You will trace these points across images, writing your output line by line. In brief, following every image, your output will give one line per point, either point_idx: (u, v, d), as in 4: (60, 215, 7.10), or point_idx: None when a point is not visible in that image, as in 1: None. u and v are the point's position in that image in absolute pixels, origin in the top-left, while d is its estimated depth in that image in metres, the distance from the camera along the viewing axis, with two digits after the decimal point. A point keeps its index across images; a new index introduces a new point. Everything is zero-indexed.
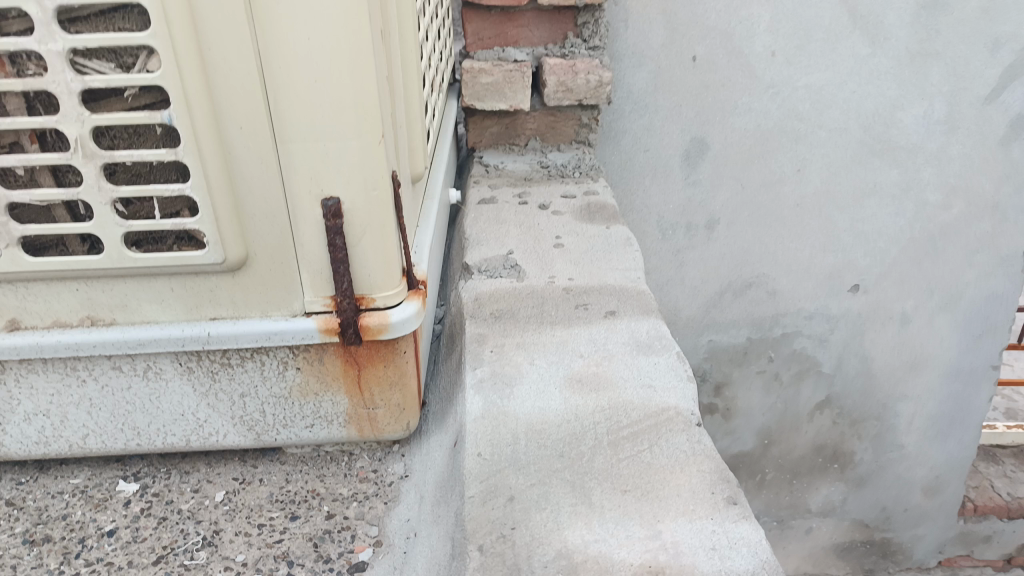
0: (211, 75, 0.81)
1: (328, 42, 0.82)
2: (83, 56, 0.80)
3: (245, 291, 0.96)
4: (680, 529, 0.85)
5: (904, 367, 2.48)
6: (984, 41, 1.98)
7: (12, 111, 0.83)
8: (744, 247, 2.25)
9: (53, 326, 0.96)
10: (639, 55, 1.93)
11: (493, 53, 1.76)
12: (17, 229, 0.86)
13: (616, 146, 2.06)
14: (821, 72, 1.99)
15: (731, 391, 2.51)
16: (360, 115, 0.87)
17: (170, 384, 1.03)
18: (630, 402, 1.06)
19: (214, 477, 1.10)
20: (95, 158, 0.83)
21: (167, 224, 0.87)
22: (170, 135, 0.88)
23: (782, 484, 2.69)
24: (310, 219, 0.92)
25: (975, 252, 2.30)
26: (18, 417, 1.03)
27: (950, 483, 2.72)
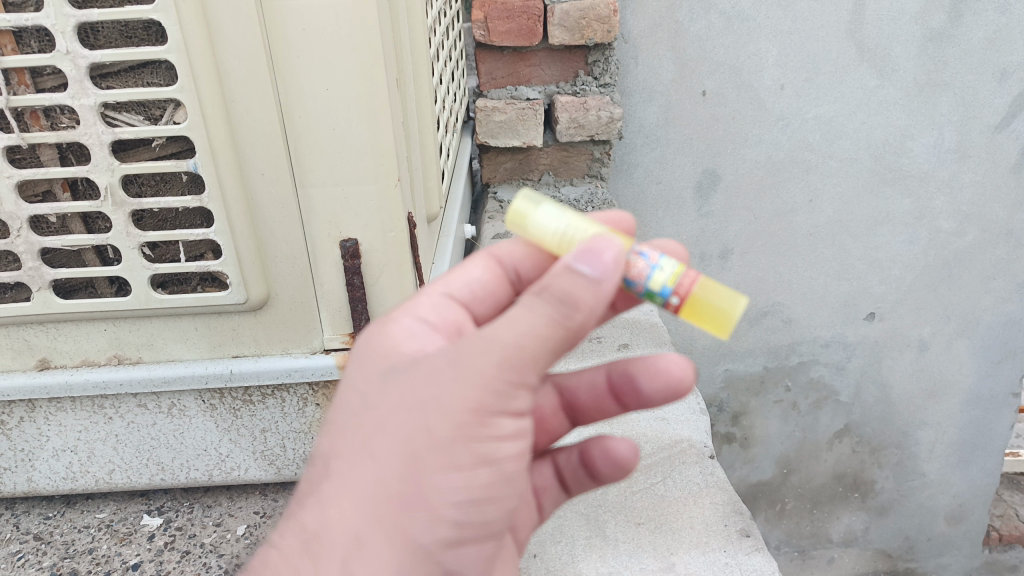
0: (235, 125, 0.85)
1: (346, 91, 0.85)
2: (113, 108, 0.84)
3: (266, 329, 0.99)
4: (693, 562, 0.86)
5: (923, 394, 2.47)
6: (992, 70, 1.99)
7: (46, 162, 0.88)
8: (758, 276, 2.26)
9: (82, 365, 1.00)
10: (650, 90, 1.97)
11: (506, 91, 1.81)
12: (48, 273, 0.90)
13: (628, 178, 2.09)
14: (830, 104, 2.01)
15: (749, 419, 2.50)
16: (377, 161, 0.90)
17: (193, 421, 1.05)
18: (643, 434, 1.07)
19: (235, 511, 1.13)
20: (124, 205, 0.86)
21: (192, 266, 0.91)
22: (195, 181, 0.92)
23: (802, 514, 2.66)
24: (329, 260, 0.95)
25: (991, 278, 2.29)
26: (47, 453, 1.06)
27: (974, 511, 2.68)
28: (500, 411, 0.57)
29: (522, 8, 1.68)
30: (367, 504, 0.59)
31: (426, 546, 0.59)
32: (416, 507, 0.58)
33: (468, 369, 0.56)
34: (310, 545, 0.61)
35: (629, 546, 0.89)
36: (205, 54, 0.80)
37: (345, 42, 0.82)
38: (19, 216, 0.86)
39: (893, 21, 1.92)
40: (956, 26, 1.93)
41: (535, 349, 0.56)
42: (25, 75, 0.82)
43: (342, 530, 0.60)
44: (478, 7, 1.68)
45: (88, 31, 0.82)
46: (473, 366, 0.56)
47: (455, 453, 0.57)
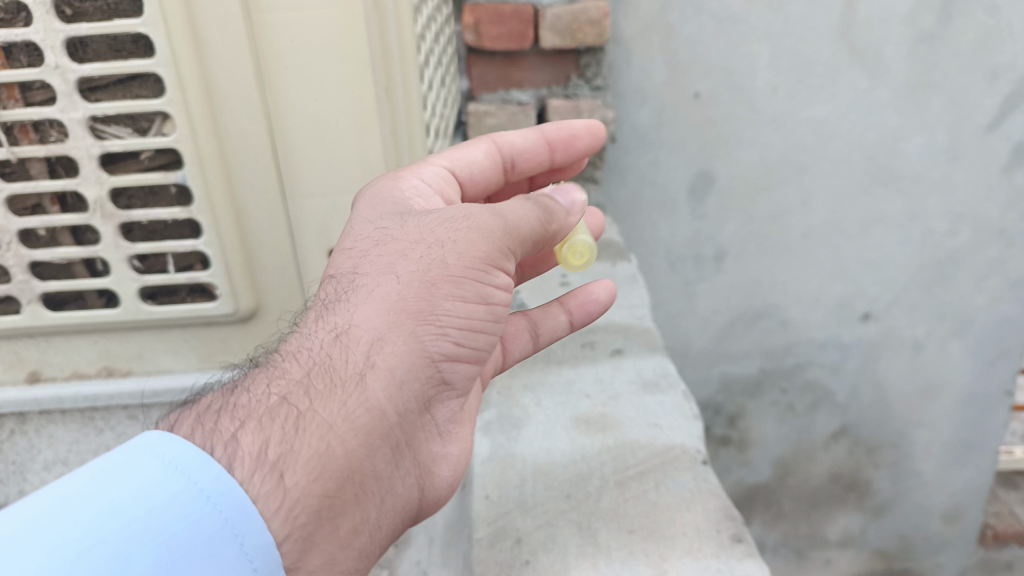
0: (224, 137, 0.85)
1: (336, 102, 0.85)
2: (102, 121, 0.84)
3: (257, 340, 0.99)
4: (685, 569, 0.86)
5: (918, 393, 2.47)
6: (982, 71, 1.99)
7: (35, 175, 0.87)
8: (753, 278, 2.27)
9: (73, 377, 0.99)
10: (642, 93, 1.97)
11: (498, 95, 1.81)
12: (39, 285, 0.89)
13: (622, 182, 2.09)
14: (823, 105, 2.02)
15: (746, 422, 2.50)
16: (367, 172, 0.90)
17: None
18: (636, 441, 1.07)
19: None
20: (113, 218, 0.86)
21: (182, 278, 0.91)
22: (184, 193, 0.91)
23: (799, 515, 2.66)
24: (319, 269, 0.95)
25: (985, 278, 2.29)
26: (39, 465, 1.06)
27: (970, 511, 2.68)
28: (496, 257, 0.79)
29: (513, 12, 1.68)
30: (391, 302, 0.76)
31: (434, 338, 0.76)
32: (430, 303, 0.76)
33: (480, 223, 0.79)
34: (345, 335, 0.75)
35: (620, 553, 0.89)
36: (193, 67, 0.80)
37: (333, 53, 0.82)
38: (9, 229, 0.86)
39: (883, 23, 1.91)
40: (947, 27, 1.93)
41: (528, 228, 0.83)
42: (14, 90, 0.81)
43: (372, 318, 0.75)
44: (468, 11, 1.68)
45: (76, 45, 0.82)
46: (481, 223, 0.79)
47: (464, 271, 0.77)
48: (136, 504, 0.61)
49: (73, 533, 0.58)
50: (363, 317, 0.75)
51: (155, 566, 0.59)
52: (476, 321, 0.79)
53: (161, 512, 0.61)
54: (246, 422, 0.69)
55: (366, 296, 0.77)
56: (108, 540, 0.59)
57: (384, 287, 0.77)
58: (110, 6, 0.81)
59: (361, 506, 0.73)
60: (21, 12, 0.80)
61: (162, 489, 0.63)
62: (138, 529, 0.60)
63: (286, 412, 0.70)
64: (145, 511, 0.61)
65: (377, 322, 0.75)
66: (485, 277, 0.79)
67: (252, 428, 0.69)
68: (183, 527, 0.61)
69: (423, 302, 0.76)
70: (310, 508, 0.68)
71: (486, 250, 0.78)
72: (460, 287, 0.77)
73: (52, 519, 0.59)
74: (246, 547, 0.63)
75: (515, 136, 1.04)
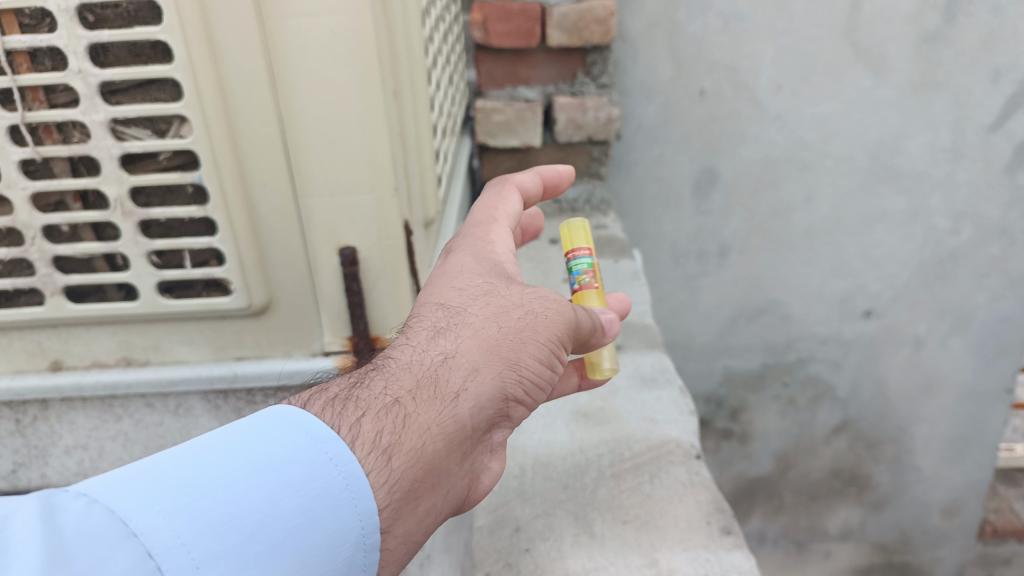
0: (239, 138, 0.89)
1: (348, 106, 0.88)
2: (123, 123, 0.87)
3: (269, 333, 1.03)
4: (675, 558, 0.90)
5: (919, 389, 2.50)
6: (986, 70, 2.00)
7: (58, 174, 0.91)
8: (756, 273, 2.29)
9: (93, 366, 1.03)
10: (648, 89, 2.00)
11: (505, 91, 1.83)
12: (61, 279, 0.93)
13: (627, 177, 2.12)
14: (826, 103, 2.04)
15: (747, 415, 2.53)
16: (376, 173, 0.93)
17: (199, 420, 1.09)
18: (633, 434, 1.11)
19: None
20: (132, 215, 0.90)
21: (198, 273, 0.94)
22: (200, 192, 0.95)
23: (800, 508, 2.69)
24: (328, 266, 0.99)
25: (986, 276, 2.31)
26: (59, 450, 1.10)
27: (969, 506, 2.71)
28: (563, 340, 0.85)
29: (520, 10, 1.71)
30: (490, 339, 0.77)
31: (518, 384, 0.77)
32: (520, 354, 0.78)
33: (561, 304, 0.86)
34: (451, 354, 0.74)
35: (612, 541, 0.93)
36: (209, 72, 0.83)
37: (344, 58, 0.85)
38: (33, 225, 0.90)
39: (887, 22, 1.93)
40: (951, 27, 1.94)
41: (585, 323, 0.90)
42: (38, 92, 0.85)
43: (474, 349, 0.75)
44: (477, 9, 1.70)
45: (98, 50, 0.85)
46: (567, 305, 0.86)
47: (545, 341, 0.81)
48: (281, 456, 0.61)
49: (227, 472, 0.58)
50: (469, 347, 0.75)
51: (294, 517, 0.59)
52: (542, 382, 0.82)
53: (305, 466, 0.61)
54: (366, 412, 0.66)
55: (467, 325, 0.77)
56: (259, 485, 0.59)
57: (483, 325, 0.78)
58: (130, 13, 0.84)
59: (433, 515, 0.71)
60: (46, 19, 0.83)
61: (298, 447, 0.62)
62: (283, 479, 0.60)
63: (398, 407, 0.68)
64: (288, 464, 0.61)
65: (479, 355, 0.75)
66: (554, 348, 0.83)
67: (364, 417, 0.66)
68: (321, 485, 0.61)
69: (514, 351, 0.78)
70: (400, 504, 0.66)
71: (557, 332, 0.84)
72: (543, 351, 0.80)
73: (207, 456, 0.59)
74: (357, 514, 0.63)
75: (529, 180, 1.06)
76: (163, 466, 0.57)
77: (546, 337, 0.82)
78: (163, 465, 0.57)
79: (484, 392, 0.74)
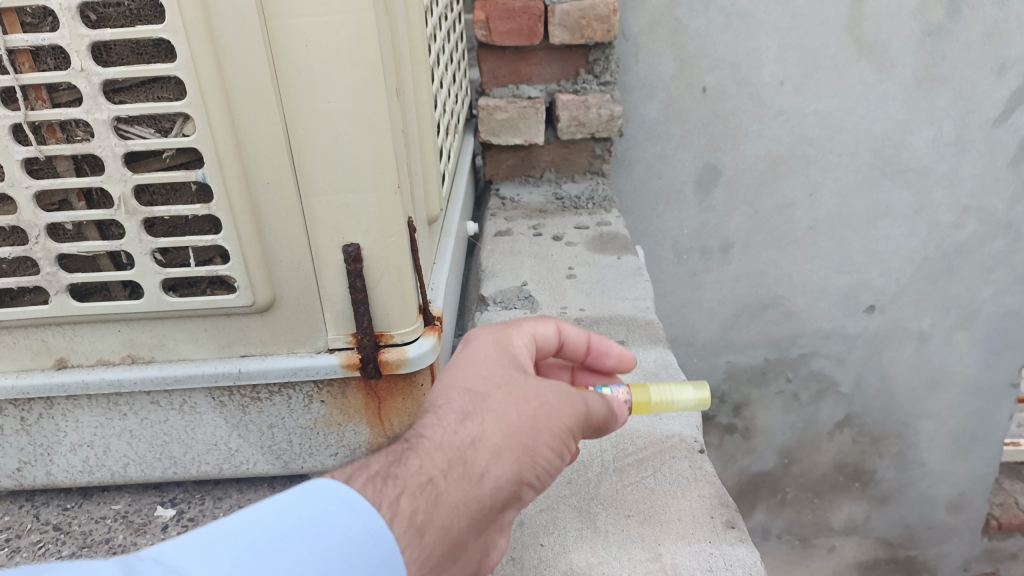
0: (241, 137, 0.88)
1: (349, 106, 0.89)
2: (126, 122, 0.88)
3: (273, 330, 1.03)
4: (679, 552, 0.90)
5: (924, 384, 2.50)
6: (991, 64, 2.00)
7: (62, 172, 0.92)
8: (759, 269, 2.29)
9: (97, 364, 1.04)
10: (650, 87, 2.00)
11: (508, 89, 1.84)
12: (65, 278, 0.94)
13: (629, 174, 2.12)
14: (829, 99, 2.03)
15: (751, 410, 2.53)
16: (378, 171, 0.94)
17: (204, 417, 1.09)
18: (636, 430, 1.11)
19: (245, 502, 1.15)
20: (136, 214, 0.90)
21: (202, 271, 0.95)
22: (203, 190, 0.95)
23: (804, 503, 2.69)
24: (332, 264, 0.99)
25: (991, 271, 2.31)
26: (65, 448, 1.10)
27: (975, 501, 2.70)
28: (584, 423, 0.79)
29: (523, 8, 1.71)
30: (514, 424, 0.73)
31: (533, 473, 0.73)
32: (538, 439, 0.74)
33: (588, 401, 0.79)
34: (479, 439, 0.71)
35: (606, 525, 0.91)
36: (212, 70, 0.84)
37: (346, 58, 0.86)
38: (37, 224, 0.90)
39: (892, 17, 1.93)
40: (956, 21, 1.94)
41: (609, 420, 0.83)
42: (41, 91, 0.86)
43: (498, 433, 0.72)
44: (479, 8, 1.70)
45: (101, 49, 0.86)
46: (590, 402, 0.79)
47: (565, 428, 0.76)
48: (327, 526, 0.60)
49: (279, 543, 0.58)
50: (494, 430, 0.72)
51: None
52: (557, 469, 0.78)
53: (351, 542, 0.60)
54: (403, 491, 0.65)
55: (495, 406, 0.74)
56: (309, 557, 0.58)
57: (510, 406, 0.74)
58: (133, 12, 0.85)
59: None
60: (48, 18, 0.84)
61: (342, 521, 0.61)
62: (332, 553, 0.59)
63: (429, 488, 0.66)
64: (334, 534, 0.60)
65: (502, 440, 0.72)
66: (571, 441, 0.78)
67: (401, 495, 0.65)
68: (364, 560, 0.60)
69: (535, 437, 0.74)
70: None
71: (579, 419, 0.78)
72: (562, 437, 0.75)
73: (261, 524, 0.58)
74: None
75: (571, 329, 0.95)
76: (220, 536, 0.57)
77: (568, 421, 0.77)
78: (220, 535, 0.57)
79: (504, 479, 0.71)
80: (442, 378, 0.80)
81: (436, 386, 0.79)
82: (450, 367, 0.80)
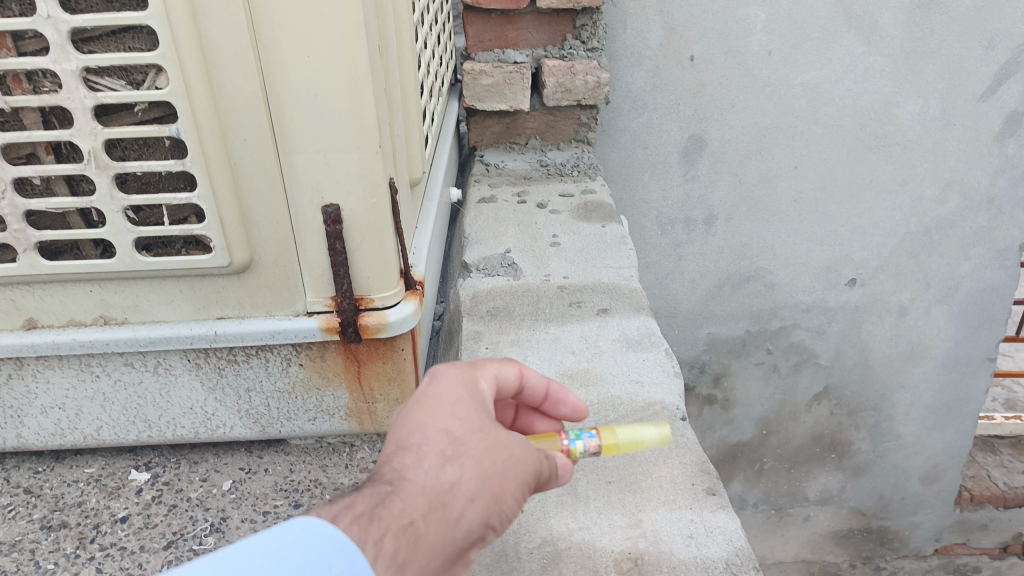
0: (217, 92, 0.85)
1: (329, 62, 0.86)
2: (96, 73, 0.85)
3: (251, 292, 1.01)
4: (659, 518, 0.89)
5: (902, 357, 2.52)
6: (979, 38, 2.00)
7: (29, 125, 0.89)
8: (743, 241, 2.28)
9: (69, 325, 1.01)
10: (637, 55, 1.97)
11: (494, 54, 1.80)
12: (34, 235, 0.91)
13: (614, 143, 2.10)
14: (817, 71, 2.02)
15: (730, 381, 2.55)
16: (359, 129, 0.91)
17: (179, 380, 1.07)
18: (617, 397, 1.10)
19: (221, 467, 1.14)
20: (108, 169, 0.87)
21: (177, 230, 0.92)
22: (178, 146, 0.93)
23: (780, 473, 2.72)
24: (312, 226, 0.96)
25: (971, 246, 2.33)
26: (36, 411, 1.08)
27: (948, 473, 2.75)
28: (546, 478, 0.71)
29: None
30: (492, 472, 0.64)
31: (499, 528, 0.65)
32: (513, 492, 0.65)
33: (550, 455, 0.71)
34: (458, 483, 0.61)
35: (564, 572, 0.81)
36: (186, 21, 0.80)
37: (327, 11, 0.83)
38: (3, 178, 0.87)
39: None
40: None
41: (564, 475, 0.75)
42: (5, 39, 0.82)
43: (479, 480, 0.62)
44: None
45: None
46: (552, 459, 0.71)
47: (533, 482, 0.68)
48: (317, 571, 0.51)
49: None
50: (476, 475, 0.62)
51: None
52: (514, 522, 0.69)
53: None
54: (387, 533, 0.55)
55: (477, 449, 0.64)
56: None
57: (488, 452, 0.65)
58: None
59: None
60: None
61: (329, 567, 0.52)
62: None
63: (409, 534, 0.57)
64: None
65: (481, 488, 0.62)
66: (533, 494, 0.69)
67: (385, 538, 0.55)
68: None
69: (511, 489, 0.65)
70: None
71: (544, 474, 0.70)
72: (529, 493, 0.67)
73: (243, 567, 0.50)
74: None
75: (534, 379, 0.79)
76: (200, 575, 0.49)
77: (538, 474, 0.69)
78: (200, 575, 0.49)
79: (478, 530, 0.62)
80: (412, 406, 0.67)
81: (404, 417, 0.66)
82: (422, 394, 0.68)
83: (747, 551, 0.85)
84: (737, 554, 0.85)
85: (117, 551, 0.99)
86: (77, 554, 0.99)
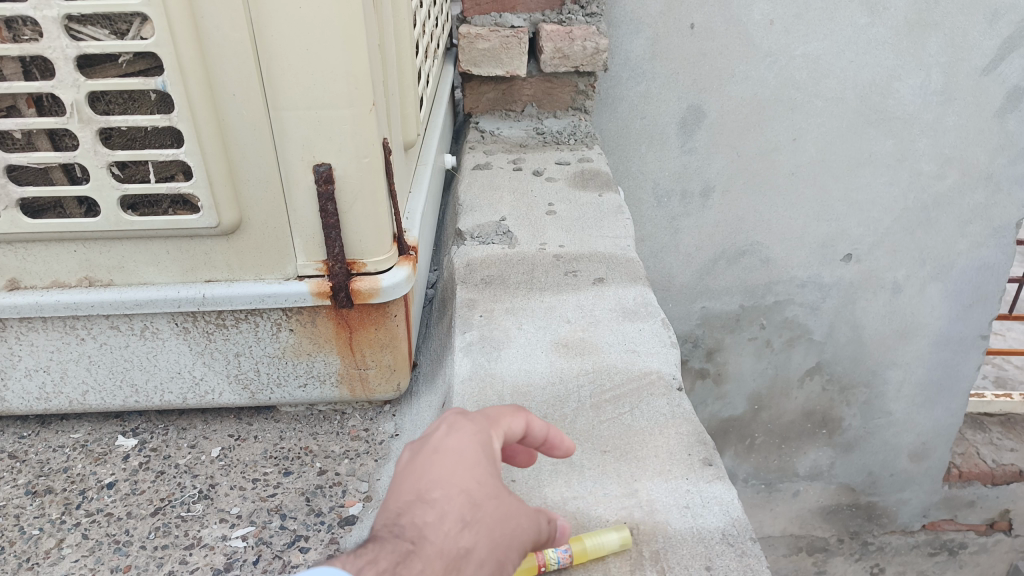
0: (205, 44, 0.82)
1: (324, 15, 0.83)
2: (78, 22, 0.80)
3: (240, 254, 0.98)
4: (655, 488, 0.88)
5: (895, 334, 2.52)
6: (984, 11, 1.97)
7: (9, 75, 0.85)
8: (739, 215, 2.26)
9: (53, 286, 0.98)
10: (637, 22, 1.93)
11: (490, 18, 1.76)
12: (15, 191, 0.88)
13: (612, 113, 2.07)
14: (819, 42, 1.99)
15: (723, 356, 2.54)
16: (352, 86, 0.88)
17: (167, 343, 1.05)
18: (613, 366, 1.08)
19: (210, 433, 1.12)
20: (91, 123, 0.84)
21: (163, 188, 0.89)
22: (164, 100, 0.90)
23: (771, 448, 2.73)
24: (302, 187, 0.94)
25: (968, 223, 2.32)
26: (20, 373, 1.05)
27: (937, 450, 2.77)
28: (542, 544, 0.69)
29: None
30: (504, 543, 0.61)
31: None
32: (516, 561, 0.63)
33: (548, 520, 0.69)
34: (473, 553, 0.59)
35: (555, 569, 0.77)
36: None
37: None
38: None
39: None
40: None
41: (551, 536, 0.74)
42: None
43: (493, 550, 0.60)
44: None
45: None
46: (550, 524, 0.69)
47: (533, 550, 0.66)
48: None
49: None
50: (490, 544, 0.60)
51: None
52: None
53: None
54: None
55: (493, 516, 0.61)
56: None
57: (502, 520, 0.62)
58: None
59: None
60: None
61: None
62: None
63: None
64: None
65: (493, 559, 0.60)
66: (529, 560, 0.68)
67: None
68: None
69: (513, 559, 0.63)
70: None
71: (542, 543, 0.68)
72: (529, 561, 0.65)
73: None
74: None
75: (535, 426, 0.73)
76: None
77: (534, 540, 0.67)
78: None
79: None
80: (430, 456, 0.64)
81: (422, 467, 0.63)
82: (439, 443, 0.65)
83: (744, 521, 0.84)
84: (734, 525, 0.83)
85: (103, 517, 0.97)
86: (63, 520, 0.97)
